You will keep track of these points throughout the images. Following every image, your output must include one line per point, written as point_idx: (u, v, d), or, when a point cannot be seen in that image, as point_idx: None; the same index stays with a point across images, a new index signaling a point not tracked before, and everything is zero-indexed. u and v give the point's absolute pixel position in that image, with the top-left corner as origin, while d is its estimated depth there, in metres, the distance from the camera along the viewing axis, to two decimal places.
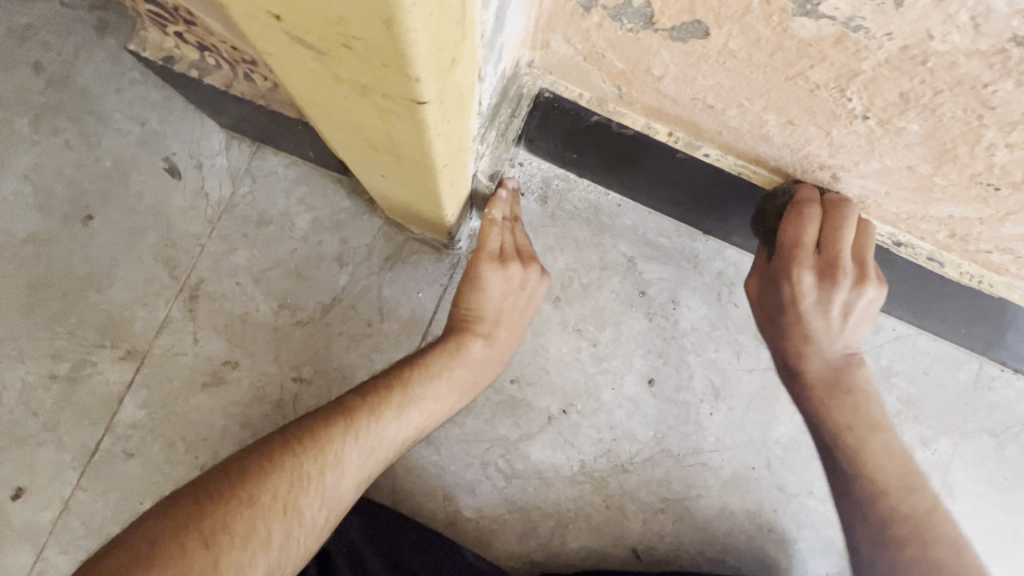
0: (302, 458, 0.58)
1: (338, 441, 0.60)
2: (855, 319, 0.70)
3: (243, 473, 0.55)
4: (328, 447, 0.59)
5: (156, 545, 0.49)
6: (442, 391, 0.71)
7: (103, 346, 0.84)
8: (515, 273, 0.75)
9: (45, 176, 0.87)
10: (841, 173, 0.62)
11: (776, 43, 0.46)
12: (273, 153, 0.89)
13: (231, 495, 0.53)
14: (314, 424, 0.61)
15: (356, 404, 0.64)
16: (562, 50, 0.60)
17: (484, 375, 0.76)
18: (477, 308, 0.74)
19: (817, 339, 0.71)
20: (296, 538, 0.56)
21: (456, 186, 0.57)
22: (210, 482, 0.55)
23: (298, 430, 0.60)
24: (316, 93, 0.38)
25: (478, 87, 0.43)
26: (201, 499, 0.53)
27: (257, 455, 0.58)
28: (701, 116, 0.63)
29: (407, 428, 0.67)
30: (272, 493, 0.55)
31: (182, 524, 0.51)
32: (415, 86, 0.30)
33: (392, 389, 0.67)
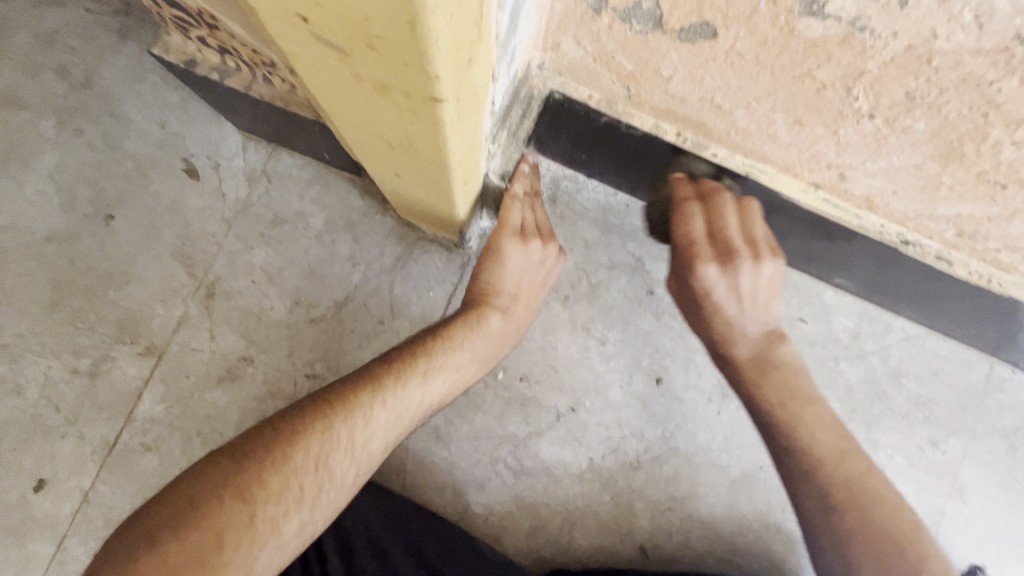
0: (332, 418, 0.56)
1: (367, 402, 0.59)
2: (771, 297, 0.72)
3: (275, 431, 0.54)
4: (357, 408, 0.58)
5: (193, 504, 0.48)
6: (464, 361, 0.70)
7: (123, 342, 0.87)
8: (535, 250, 0.75)
9: (68, 177, 0.89)
10: (849, 172, 0.62)
11: (782, 44, 0.47)
12: (288, 154, 0.91)
13: (265, 453, 0.52)
14: (342, 387, 0.60)
15: (382, 370, 0.62)
16: (572, 52, 0.61)
17: (500, 347, 0.76)
18: (498, 281, 0.74)
19: (739, 324, 0.73)
20: (326, 496, 0.55)
21: (468, 184, 0.59)
22: (242, 442, 0.54)
23: (327, 391, 0.59)
24: (337, 92, 0.39)
25: (491, 87, 0.44)
26: (234, 457, 0.52)
27: (286, 414, 0.56)
28: (709, 116, 0.63)
29: (431, 394, 0.66)
30: (305, 451, 0.53)
31: (217, 483, 0.50)
32: (434, 84, 0.31)
33: (417, 356, 0.66)
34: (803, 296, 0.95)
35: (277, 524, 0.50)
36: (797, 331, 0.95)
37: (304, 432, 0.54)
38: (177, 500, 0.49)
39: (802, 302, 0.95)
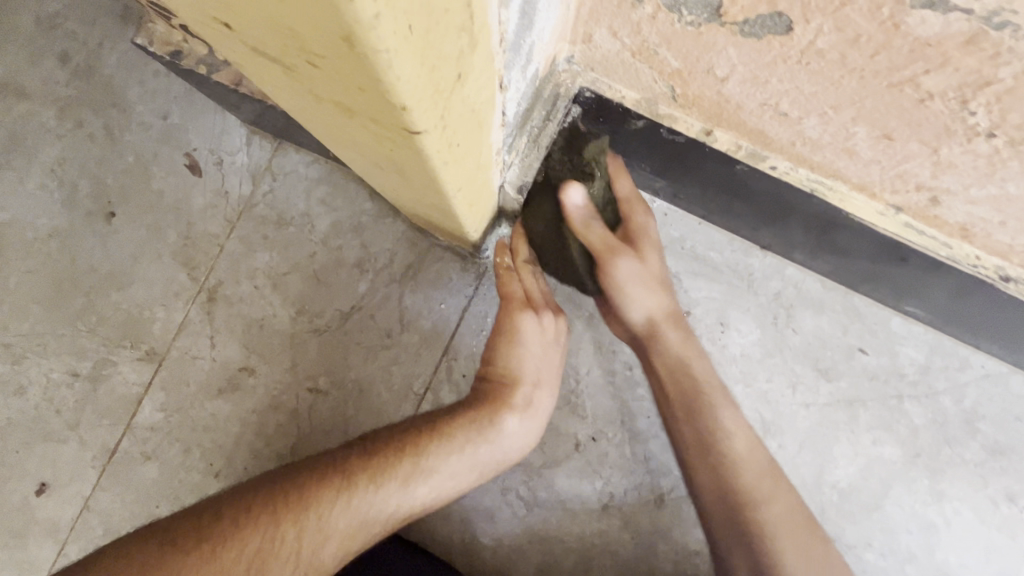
0: (280, 517, 0.52)
1: (329, 509, 0.54)
2: None
3: (215, 520, 0.51)
4: (314, 510, 0.54)
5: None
6: (459, 467, 0.62)
7: (123, 346, 0.83)
8: (548, 322, 0.70)
9: (70, 171, 0.85)
10: (943, 196, 0.51)
11: (881, 42, 0.36)
12: (295, 150, 0.84)
13: (196, 544, 0.49)
14: (307, 484, 0.55)
15: (357, 468, 0.57)
16: (608, 45, 0.51)
17: (507, 456, 0.66)
18: (515, 364, 0.67)
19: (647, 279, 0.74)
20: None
21: (474, 205, 0.50)
22: (184, 521, 0.52)
23: (290, 479, 0.56)
24: (300, 107, 0.31)
25: (499, 97, 0.35)
26: (165, 543, 0.50)
27: (239, 498, 0.54)
28: (771, 125, 0.53)
29: (415, 501, 0.59)
30: (235, 555, 0.50)
31: (136, 569, 0.47)
32: (403, 115, 0.23)
33: (403, 454, 0.59)
34: (865, 324, 0.83)
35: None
36: (855, 364, 0.83)
37: (242, 530, 0.51)
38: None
39: (863, 330, 0.83)
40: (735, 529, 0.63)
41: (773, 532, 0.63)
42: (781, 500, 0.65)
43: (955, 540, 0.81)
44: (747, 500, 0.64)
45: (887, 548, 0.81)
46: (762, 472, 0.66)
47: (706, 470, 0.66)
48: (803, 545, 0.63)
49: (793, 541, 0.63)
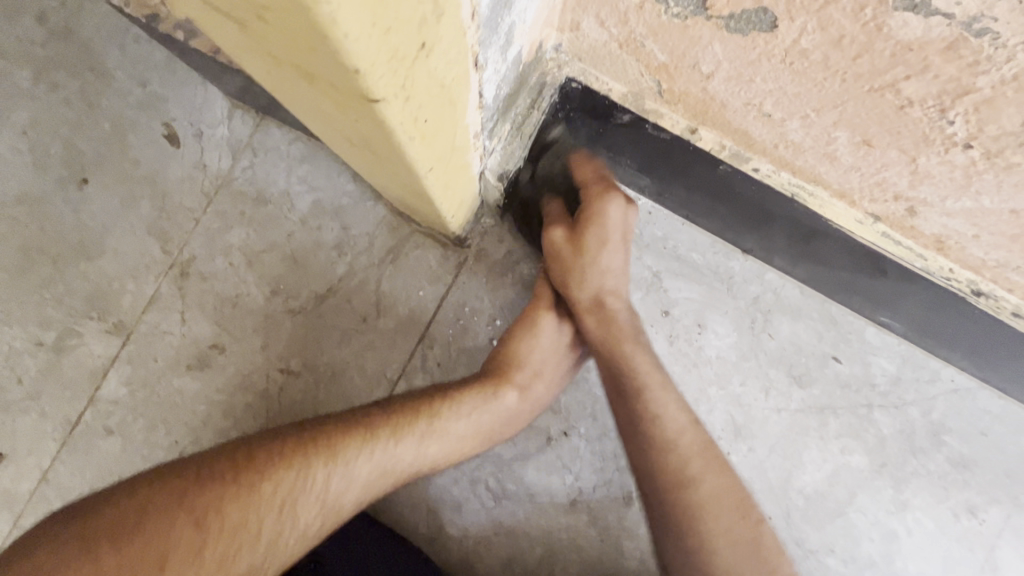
0: (310, 458, 0.51)
1: (355, 455, 0.54)
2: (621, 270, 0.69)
3: (250, 455, 0.50)
4: (341, 456, 0.53)
5: (146, 516, 0.43)
6: (466, 431, 0.63)
7: (90, 318, 0.81)
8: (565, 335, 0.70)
9: (43, 134, 0.83)
10: (920, 207, 0.51)
11: (863, 44, 0.36)
12: (278, 126, 0.82)
13: (232, 477, 0.47)
14: (335, 433, 0.54)
15: (378, 419, 0.57)
16: (595, 35, 0.50)
17: (512, 428, 0.68)
18: (527, 351, 0.68)
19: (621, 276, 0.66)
20: (282, 547, 0.48)
21: (451, 188, 0.49)
22: (212, 457, 0.49)
23: (312, 425, 0.55)
24: (261, 68, 0.30)
25: (473, 76, 0.34)
26: (197, 474, 0.47)
27: (264, 441, 0.51)
28: (754, 126, 0.52)
29: (426, 460, 0.60)
30: (274, 487, 0.48)
31: (173, 497, 0.45)
32: (356, 79, 0.22)
33: (419, 413, 0.60)
34: (841, 333, 0.84)
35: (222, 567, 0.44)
36: (828, 371, 0.84)
37: (277, 466, 0.49)
38: (127, 508, 0.44)
39: (839, 339, 0.84)
40: (676, 529, 0.60)
41: (703, 514, 0.60)
42: (711, 479, 0.62)
43: (915, 549, 0.83)
44: (677, 484, 0.61)
45: (849, 554, 0.82)
46: (694, 453, 0.63)
47: (649, 483, 0.62)
48: (733, 530, 0.60)
49: (722, 522, 0.60)
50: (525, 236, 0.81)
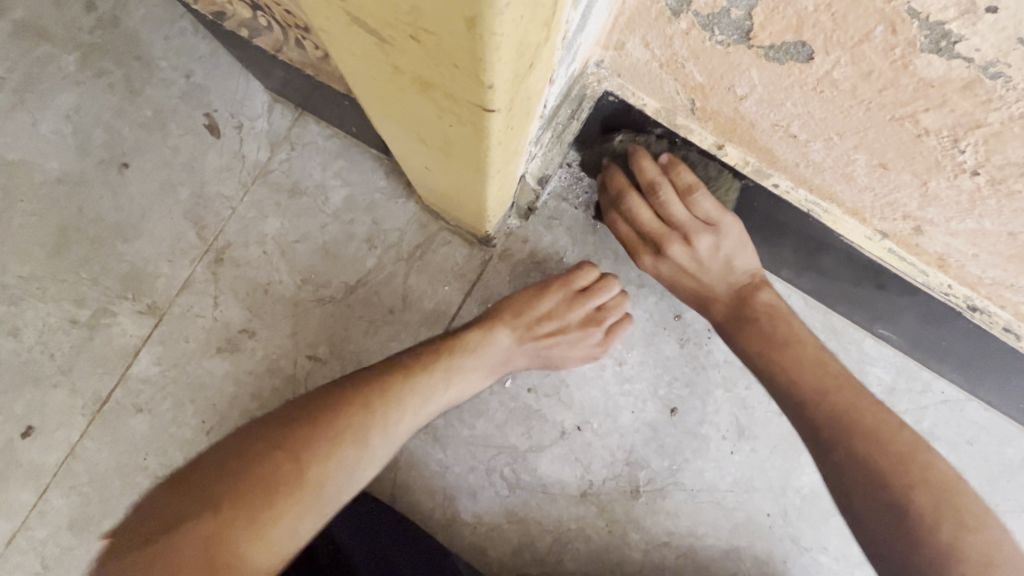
0: (363, 396, 0.64)
1: (396, 394, 0.66)
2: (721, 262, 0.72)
3: (316, 406, 0.62)
4: (388, 391, 0.65)
5: (249, 462, 0.57)
6: (480, 369, 0.74)
7: (124, 298, 0.84)
8: (578, 309, 0.79)
9: (86, 119, 0.85)
10: (926, 227, 0.56)
11: (890, 79, 0.40)
12: (315, 122, 0.86)
13: (309, 421, 0.61)
14: (363, 378, 0.66)
15: (409, 363, 0.69)
16: (638, 54, 0.54)
17: (512, 364, 0.78)
18: (529, 308, 0.77)
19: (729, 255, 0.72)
20: (341, 477, 0.59)
21: (503, 188, 0.53)
22: (288, 411, 0.62)
23: (356, 375, 0.66)
24: (370, 76, 0.34)
25: (547, 90, 0.38)
26: (280, 424, 0.60)
27: (322, 393, 0.64)
28: (779, 145, 0.57)
29: (455, 392, 0.72)
30: (340, 423, 0.61)
31: (268, 443, 0.58)
32: (484, 94, 0.26)
33: (444, 355, 0.71)
34: (841, 343, 0.89)
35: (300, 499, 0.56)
36: None
37: (339, 407, 0.62)
38: (234, 456, 0.57)
39: (839, 348, 0.89)
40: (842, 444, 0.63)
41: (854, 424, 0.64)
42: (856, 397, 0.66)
43: None
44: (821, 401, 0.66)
45: (841, 553, 0.87)
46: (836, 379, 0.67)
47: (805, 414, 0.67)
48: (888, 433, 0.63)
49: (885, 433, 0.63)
50: (549, 238, 0.85)
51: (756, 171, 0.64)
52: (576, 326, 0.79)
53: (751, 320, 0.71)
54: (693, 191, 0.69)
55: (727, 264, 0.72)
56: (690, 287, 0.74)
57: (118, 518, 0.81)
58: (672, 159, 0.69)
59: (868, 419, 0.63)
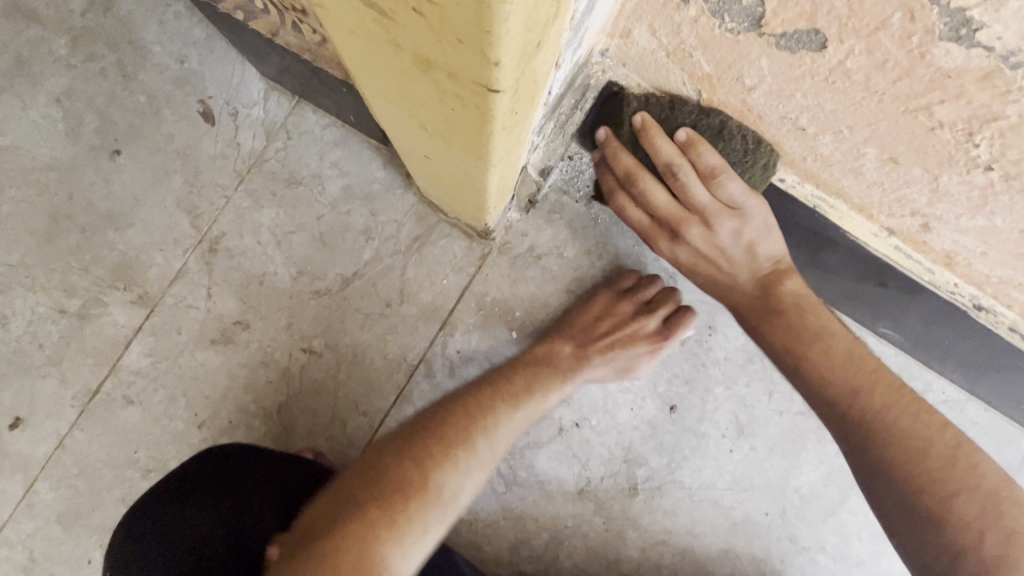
0: (471, 407, 0.71)
1: (497, 405, 0.73)
2: (741, 243, 0.71)
3: (431, 423, 0.69)
4: (492, 401, 0.73)
5: (386, 474, 0.62)
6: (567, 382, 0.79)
7: (116, 288, 0.82)
8: (627, 310, 0.81)
9: (76, 104, 0.83)
10: (935, 223, 0.55)
11: (905, 69, 0.39)
12: (313, 110, 0.84)
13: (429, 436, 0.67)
14: (467, 396, 0.73)
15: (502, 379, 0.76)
16: (644, 42, 0.53)
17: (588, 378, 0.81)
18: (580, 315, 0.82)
19: (751, 234, 0.70)
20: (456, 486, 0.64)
21: (505, 178, 0.52)
22: (405, 432, 0.68)
23: (457, 395, 0.73)
24: (368, 55, 0.33)
25: (552, 74, 0.37)
26: (403, 443, 0.66)
27: (432, 413, 0.71)
28: (786, 138, 0.56)
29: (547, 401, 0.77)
30: (458, 432, 0.68)
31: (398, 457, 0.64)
32: (490, 72, 0.25)
33: (525, 369, 0.77)
34: None
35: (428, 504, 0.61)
36: None
37: (455, 420, 0.69)
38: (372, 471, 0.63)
39: None
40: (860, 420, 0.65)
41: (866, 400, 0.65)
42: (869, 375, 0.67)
43: None
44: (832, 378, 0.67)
45: (839, 552, 0.86)
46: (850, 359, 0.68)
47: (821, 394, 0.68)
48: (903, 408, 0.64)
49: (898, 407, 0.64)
50: (549, 232, 0.83)
51: (772, 146, 0.58)
52: (629, 321, 0.81)
53: (779, 311, 0.71)
54: (716, 174, 0.65)
55: (748, 246, 0.71)
56: (709, 270, 0.74)
57: (108, 511, 0.80)
58: (691, 135, 0.62)
59: (902, 421, 0.63)
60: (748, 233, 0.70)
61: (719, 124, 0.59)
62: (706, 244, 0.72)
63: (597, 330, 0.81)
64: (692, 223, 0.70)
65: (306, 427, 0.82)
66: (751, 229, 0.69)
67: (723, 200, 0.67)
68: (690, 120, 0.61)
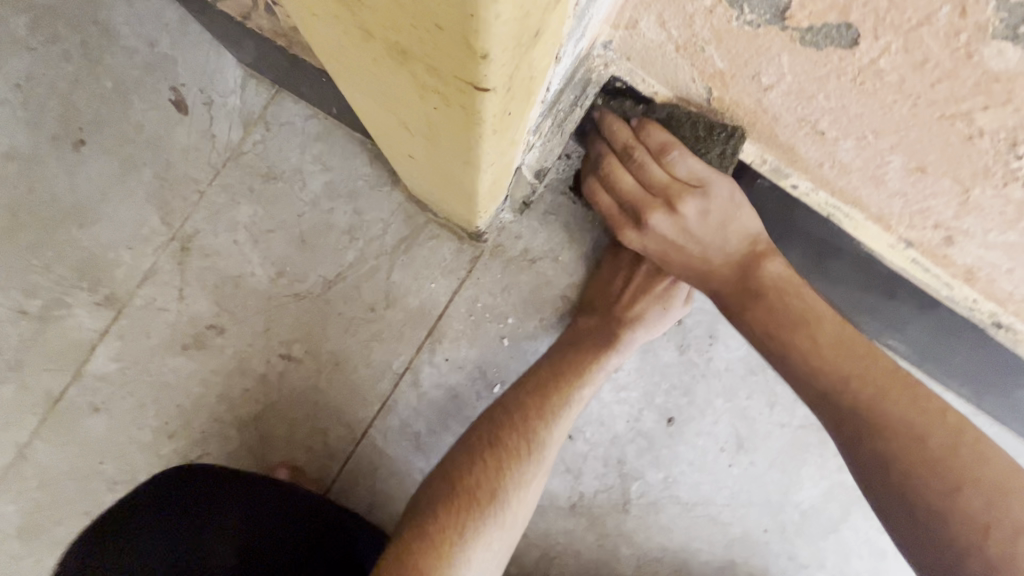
0: (532, 406, 0.70)
1: (556, 401, 0.70)
2: (712, 227, 0.61)
3: (498, 426, 0.68)
4: (553, 397, 0.70)
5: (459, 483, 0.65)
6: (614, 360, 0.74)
7: (80, 288, 0.77)
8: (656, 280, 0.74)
9: (38, 89, 0.77)
10: (959, 237, 0.51)
11: (947, 71, 0.35)
12: (294, 101, 0.78)
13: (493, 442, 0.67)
14: (529, 391, 0.71)
15: (557, 370, 0.72)
16: (652, 35, 0.48)
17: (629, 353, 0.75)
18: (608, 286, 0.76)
19: (722, 216, 0.60)
20: (517, 499, 0.66)
21: (497, 182, 0.47)
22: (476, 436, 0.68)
23: (519, 391, 0.71)
24: (336, 41, 0.28)
25: (552, 69, 0.32)
26: (473, 449, 0.67)
27: (500, 412, 0.70)
28: (803, 141, 0.51)
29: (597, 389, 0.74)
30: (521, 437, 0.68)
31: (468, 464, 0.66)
32: (475, 66, 0.20)
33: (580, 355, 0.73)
34: None
35: (491, 522, 0.63)
36: None
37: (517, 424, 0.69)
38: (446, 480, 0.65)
39: None
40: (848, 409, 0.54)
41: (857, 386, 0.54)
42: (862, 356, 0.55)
43: (902, 566, 0.83)
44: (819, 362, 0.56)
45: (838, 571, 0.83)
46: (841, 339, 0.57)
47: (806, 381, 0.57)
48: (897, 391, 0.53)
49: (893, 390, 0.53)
50: (543, 234, 0.79)
51: (736, 126, 0.55)
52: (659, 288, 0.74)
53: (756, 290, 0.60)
54: (667, 147, 0.60)
55: (719, 229, 0.61)
56: (682, 259, 0.64)
57: (71, 525, 0.75)
58: (642, 118, 0.61)
59: (903, 412, 0.52)
60: (717, 215, 0.60)
61: (666, 116, 0.60)
62: (673, 229, 0.62)
63: (617, 293, 0.75)
64: (654, 205, 0.62)
65: (284, 437, 0.78)
66: (720, 210, 0.60)
67: (684, 177, 0.61)
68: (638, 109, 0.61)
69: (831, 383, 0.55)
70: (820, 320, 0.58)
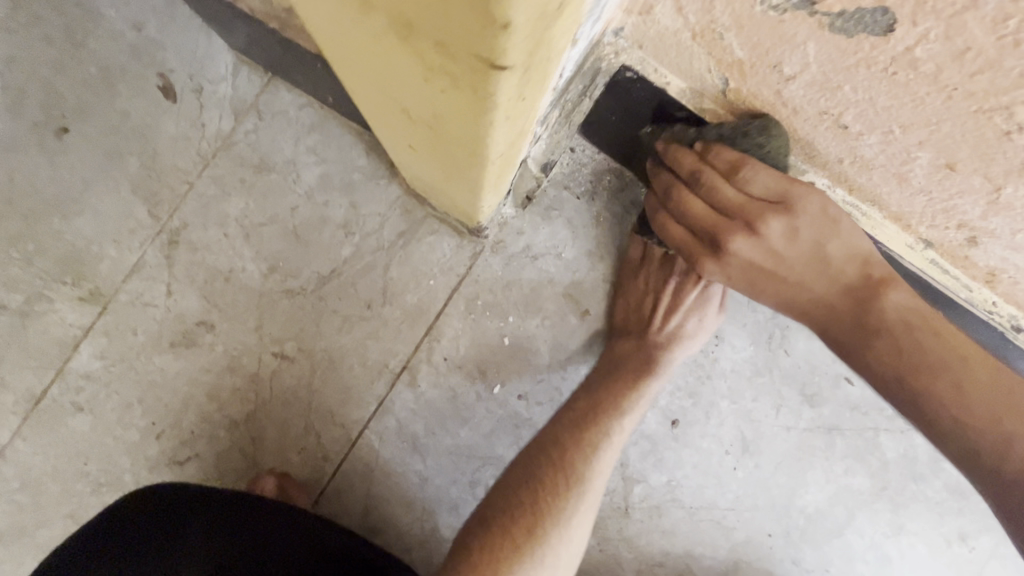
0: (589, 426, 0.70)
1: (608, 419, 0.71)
2: (807, 247, 0.54)
3: (557, 445, 0.70)
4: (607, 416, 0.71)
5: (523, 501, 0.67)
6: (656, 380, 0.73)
7: (63, 282, 0.73)
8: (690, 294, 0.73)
9: (18, 74, 0.74)
10: (984, 237, 0.49)
11: (989, 61, 0.32)
12: (287, 88, 0.75)
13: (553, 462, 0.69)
14: (586, 409, 0.72)
15: (607, 388, 0.72)
16: (667, 21, 0.46)
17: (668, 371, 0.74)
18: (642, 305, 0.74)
19: (816, 235, 0.53)
20: (578, 518, 0.68)
21: (503, 175, 0.45)
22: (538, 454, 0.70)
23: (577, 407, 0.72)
24: (332, 15, 0.25)
25: (568, 51, 0.30)
26: (535, 466, 0.70)
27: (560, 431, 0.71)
28: (822, 136, 0.49)
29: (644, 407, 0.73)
30: (580, 456, 0.69)
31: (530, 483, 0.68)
32: (493, 38, 0.17)
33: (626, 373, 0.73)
34: None
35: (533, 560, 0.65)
36: (840, 392, 0.81)
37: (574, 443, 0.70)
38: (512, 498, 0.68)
39: None
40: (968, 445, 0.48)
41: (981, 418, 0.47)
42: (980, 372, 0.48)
43: (906, 571, 0.82)
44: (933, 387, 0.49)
45: None
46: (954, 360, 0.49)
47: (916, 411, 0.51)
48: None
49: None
50: (546, 231, 0.76)
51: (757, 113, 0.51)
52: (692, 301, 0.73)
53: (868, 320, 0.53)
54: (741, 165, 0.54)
55: (816, 249, 0.54)
56: (781, 290, 0.56)
57: (54, 528, 0.72)
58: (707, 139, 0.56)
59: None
60: (812, 234, 0.54)
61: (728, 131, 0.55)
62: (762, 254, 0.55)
63: (650, 313, 0.74)
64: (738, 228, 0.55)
65: (276, 439, 0.75)
66: (812, 229, 0.53)
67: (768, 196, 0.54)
68: (695, 132, 0.58)
69: (959, 434, 0.48)
70: (970, 364, 0.49)
